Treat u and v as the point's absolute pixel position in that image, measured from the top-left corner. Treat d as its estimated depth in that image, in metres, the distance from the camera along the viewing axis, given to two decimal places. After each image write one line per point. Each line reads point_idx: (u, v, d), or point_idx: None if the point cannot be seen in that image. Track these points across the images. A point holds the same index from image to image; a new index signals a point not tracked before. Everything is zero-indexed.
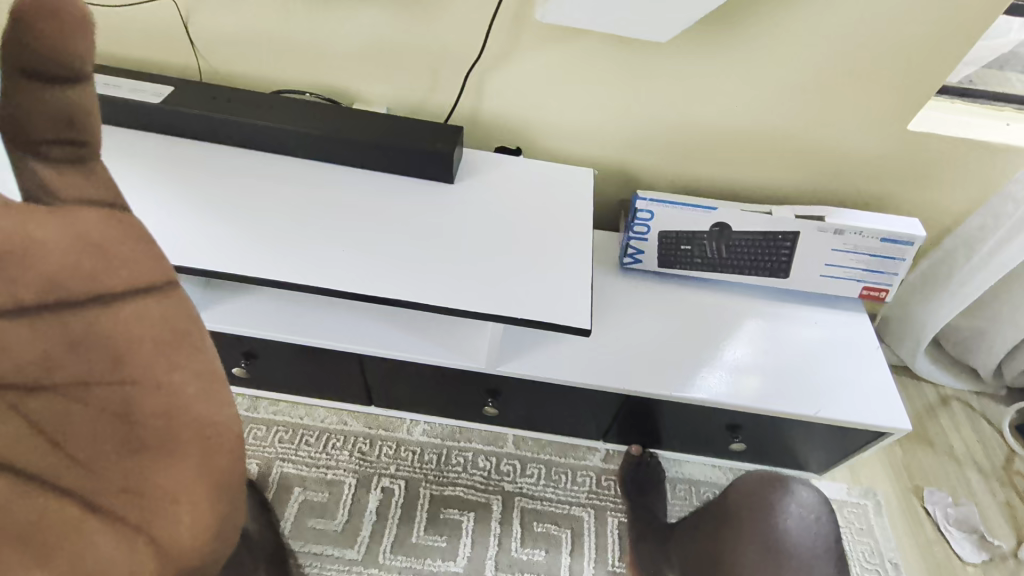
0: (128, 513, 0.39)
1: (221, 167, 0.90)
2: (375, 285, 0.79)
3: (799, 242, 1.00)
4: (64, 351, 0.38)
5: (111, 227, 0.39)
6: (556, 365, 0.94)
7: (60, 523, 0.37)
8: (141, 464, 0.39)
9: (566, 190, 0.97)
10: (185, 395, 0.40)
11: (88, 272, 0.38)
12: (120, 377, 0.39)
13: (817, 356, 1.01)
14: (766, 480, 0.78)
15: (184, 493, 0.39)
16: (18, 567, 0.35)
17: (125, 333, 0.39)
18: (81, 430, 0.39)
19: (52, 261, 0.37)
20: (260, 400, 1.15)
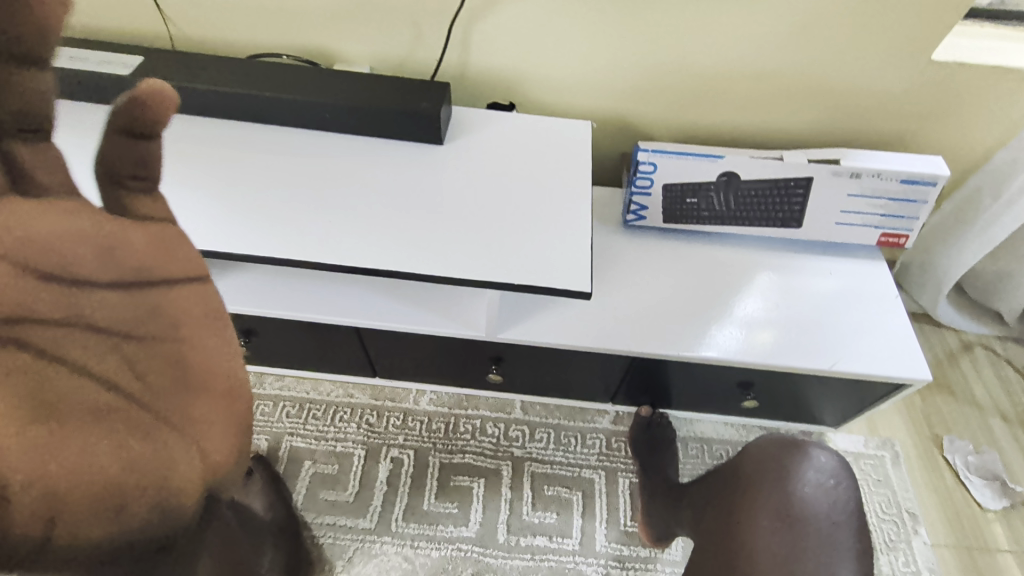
0: (151, 444, 0.43)
1: (199, 140, 0.86)
2: (363, 256, 0.76)
3: (813, 189, 0.95)
4: (140, 311, 0.44)
5: (182, 238, 0.46)
6: (558, 329, 0.91)
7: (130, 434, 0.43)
8: (186, 401, 0.46)
9: (562, 146, 0.92)
10: (223, 356, 0.47)
11: (159, 266, 0.44)
12: (178, 334, 0.45)
13: (833, 308, 0.97)
14: (781, 443, 0.72)
15: (211, 428, 0.46)
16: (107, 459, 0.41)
17: (181, 305, 0.45)
18: (144, 367, 0.44)
19: (134, 253, 0.43)
20: (265, 376, 1.14)
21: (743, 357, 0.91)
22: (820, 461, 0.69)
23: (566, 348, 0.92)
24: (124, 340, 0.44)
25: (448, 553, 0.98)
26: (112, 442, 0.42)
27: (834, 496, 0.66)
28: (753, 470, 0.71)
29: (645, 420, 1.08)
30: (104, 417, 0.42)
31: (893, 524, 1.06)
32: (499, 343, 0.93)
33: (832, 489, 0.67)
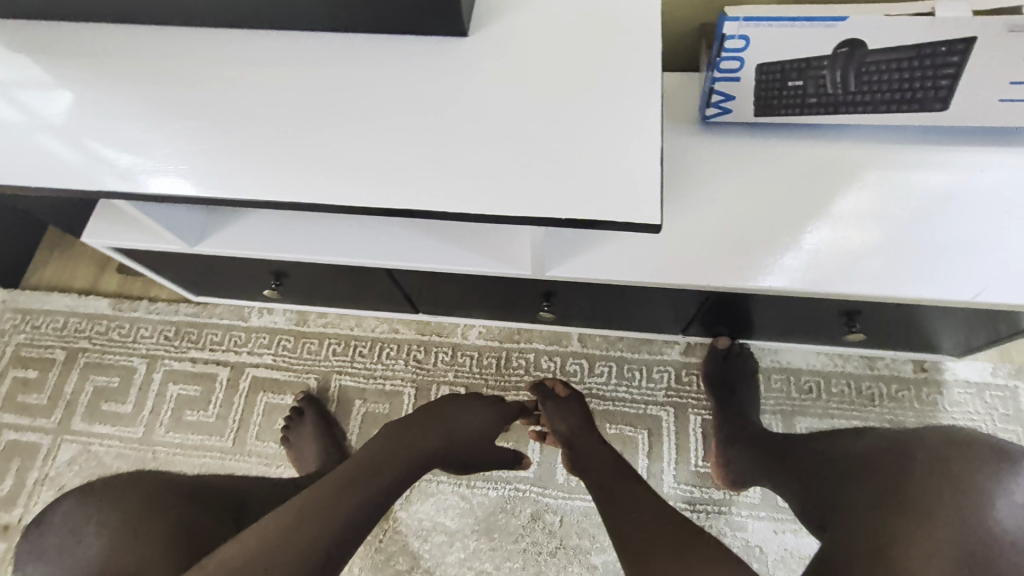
0: (391, 450, 0.70)
1: (181, 58, 0.73)
2: (380, 195, 0.64)
3: (973, 53, 0.67)
4: (450, 433, 0.78)
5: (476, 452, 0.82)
6: (619, 262, 0.77)
7: (406, 438, 0.74)
8: (404, 460, 0.70)
9: (620, 22, 0.70)
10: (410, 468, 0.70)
11: (479, 447, 0.82)
12: (441, 447, 0.76)
13: (977, 215, 0.75)
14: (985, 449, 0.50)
15: (383, 468, 0.67)
16: (397, 434, 0.74)
17: (454, 445, 0.78)
18: (422, 439, 0.75)
19: (484, 428, 0.83)
20: (306, 313, 1.09)
21: (833, 266, 0.75)
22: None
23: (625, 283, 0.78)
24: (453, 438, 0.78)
25: (505, 493, 0.95)
26: (409, 439, 0.74)
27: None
28: (927, 470, 0.51)
29: (723, 352, 0.96)
30: (453, 415, 0.81)
31: None
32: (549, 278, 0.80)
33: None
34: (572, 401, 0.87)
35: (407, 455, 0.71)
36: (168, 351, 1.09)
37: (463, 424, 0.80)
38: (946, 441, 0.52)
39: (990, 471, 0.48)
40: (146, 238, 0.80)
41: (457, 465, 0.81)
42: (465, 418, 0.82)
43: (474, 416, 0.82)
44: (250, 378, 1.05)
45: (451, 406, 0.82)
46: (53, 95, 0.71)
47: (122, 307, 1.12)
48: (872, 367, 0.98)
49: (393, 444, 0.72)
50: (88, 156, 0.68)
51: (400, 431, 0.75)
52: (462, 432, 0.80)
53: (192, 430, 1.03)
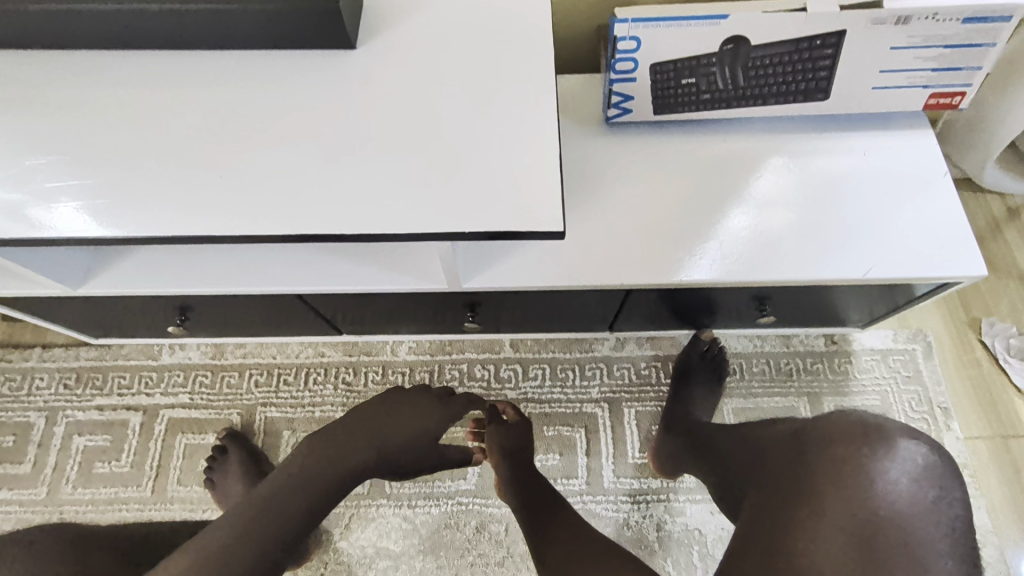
0: (308, 466, 0.66)
1: (38, 85, 0.66)
2: (273, 220, 0.60)
3: (844, 45, 0.72)
4: (382, 437, 0.73)
5: (418, 454, 0.77)
6: (534, 269, 0.76)
7: (331, 448, 0.69)
8: (326, 476, 0.65)
9: (514, 28, 0.70)
10: (331, 482, 0.65)
11: (420, 449, 0.77)
12: (372, 452, 0.71)
13: (862, 196, 0.80)
14: (867, 427, 0.54)
15: (300, 491, 0.63)
16: (317, 444, 0.69)
17: (391, 453, 0.74)
18: (349, 447, 0.70)
19: (424, 429, 0.78)
20: (224, 345, 1.03)
21: (739, 254, 0.77)
22: (915, 452, 0.53)
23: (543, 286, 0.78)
24: (387, 444, 0.73)
25: (448, 509, 0.93)
26: (331, 451, 0.68)
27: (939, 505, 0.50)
28: (820, 454, 0.54)
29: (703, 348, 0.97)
30: (387, 417, 0.76)
31: (923, 422, 0.98)
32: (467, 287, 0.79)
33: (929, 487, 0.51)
34: (514, 428, 0.88)
35: (334, 474, 0.66)
36: (70, 401, 1.00)
37: (399, 431, 0.75)
38: (840, 424, 0.56)
39: (872, 450, 0.53)
40: (21, 284, 0.73)
41: (397, 471, 0.76)
42: (402, 420, 0.77)
43: (412, 417, 0.78)
44: (166, 421, 0.98)
45: (388, 410, 0.77)
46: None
47: (12, 358, 1.02)
48: (788, 345, 1.03)
49: (317, 459, 0.67)
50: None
51: (324, 441, 0.69)
52: (399, 437, 0.75)
53: (104, 483, 0.95)
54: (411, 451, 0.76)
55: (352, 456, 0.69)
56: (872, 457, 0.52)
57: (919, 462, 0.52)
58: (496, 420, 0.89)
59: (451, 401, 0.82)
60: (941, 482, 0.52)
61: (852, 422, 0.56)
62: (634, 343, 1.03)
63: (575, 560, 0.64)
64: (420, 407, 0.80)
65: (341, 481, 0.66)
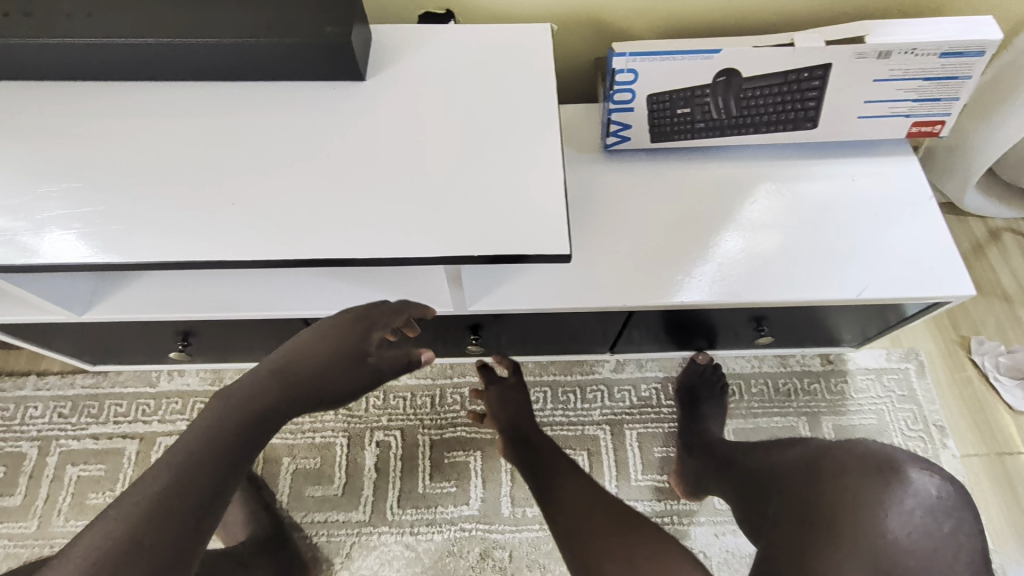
0: (208, 421, 0.56)
1: (51, 114, 0.67)
2: (283, 246, 0.61)
3: (830, 77, 0.76)
4: (287, 368, 0.62)
5: (342, 367, 0.65)
6: (538, 292, 0.78)
7: (230, 398, 0.58)
8: (226, 426, 0.56)
9: (518, 60, 0.73)
10: (228, 433, 0.55)
11: (343, 365, 0.65)
12: (281, 385, 0.61)
13: (852, 220, 0.83)
14: (879, 460, 0.55)
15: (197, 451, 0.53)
16: (222, 395, 0.59)
17: (304, 379, 0.62)
18: (251, 391, 0.59)
19: (342, 346, 0.65)
20: (223, 370, 1.02)
21: (736, 277, 0.79)
22: (930, 483, 0.53)
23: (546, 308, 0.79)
24: (293, 373, 0.62)
25: (451, 535, 0.92)
26: (229, 402, 0.58)
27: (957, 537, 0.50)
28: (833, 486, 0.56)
29: (700, 369, 0.98)
30: (300, 348, 0.64)
31: (920, 440, 0.99)
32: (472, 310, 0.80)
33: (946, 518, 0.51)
34: (513, 386, 0.94)
35: (234, 424, 0.56)
36: (64, 431, 0.98)
37: (312, 356, 0.64)
38: (853, 453, 0.57)
39: (886, 482, 0.54)
40: (25, 310, 0.73)
41: (325, 399, 0.65)
42: (314, 343, 0.65)
43: (327, 338, 0.65)
44: (163, 448, 0.97)
45: (296, 340, 0.65)
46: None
47: (5, 387, 1.01)
48: (785, 365, 1.05)
49: (233, 411, 0.57)
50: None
51: (223, 394, 0.59)
52: (309, 362, 0.63)
53: (97, 515, 0.93)
54: (332, 367, 0.64)
55: (271, 403, 0.60)
56: (887, 491, 0.53)
57: (932, 493, 0.53)
58: (496, 384, 0.94)
59: (379, 314, 0.68)
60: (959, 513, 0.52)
61: (867, 454, 0.56)
62: (634, 365, 1.04)
63: (581, 540, 0.64)
64: (332, 324, 0.66)
65: (241, 426, 0.56)
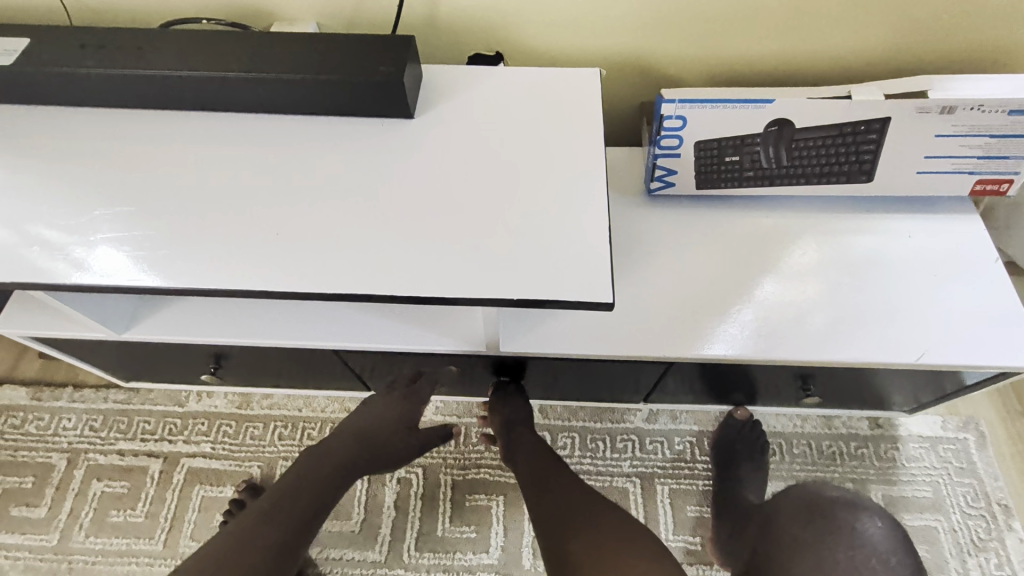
0: (307, 467, 0.76)
1: (113, 139, 0.70)
2: (321, 277, 0.61)
3: (889, 131, 0.73)
4: (359, 436, 0.81)
5: (404, 433, 0.83)
6: (572, 335, 0.75)
7: (324, 451, 0.78)
8: (317, 472, 0.76)
9: (563, 104, 0.73)
10: (322, 478, 0.75)
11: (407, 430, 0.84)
12: (355, 447, 0.80)
13: (905, 277, 0.79)
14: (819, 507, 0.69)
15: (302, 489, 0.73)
16: (317, 448, 0.79)
17: (374, 446, 0.81)
18: (336, 448, 0.79)
19: (405, 411, 0.84)
20: (251, 395, 1.02)
21: (781, 331, 0.75)
22: (872, 526, 0.66)
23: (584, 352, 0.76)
24: (365, 438, 0.81)
25: None
26: (322, 454, 0.78)
27: (893, 562, 0.61)
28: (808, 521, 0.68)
29: (739, 424, 0.93)
30: (371, 420, 0.82)
31: (980, 520, 0.91)
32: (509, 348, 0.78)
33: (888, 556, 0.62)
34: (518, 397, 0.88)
35: (326, 470, 0.76)
36: (93, 445, 0.99)
37: (380, 425, 0.82)
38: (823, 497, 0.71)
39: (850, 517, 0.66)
40: (67, 326, 0.74)
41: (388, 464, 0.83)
42: (380, 417, 0.82)
43: (393, 407, 0.83)
44: (186, 470, 0.97)
45: (365, 412, 0.83)
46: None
47: (41, 397, 1.03)
48: (830, 427, 0.98)
49: (318, 457, 0.78)
50: (8, 242, 0.63)
51: (318, 450, 0.79)
52: (377, 429, 0.82)
53: (116, 533, 0.92)
54: (398, 433, 0.83)
55: (344, 451, 0.79)
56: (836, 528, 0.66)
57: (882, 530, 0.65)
58: (500, 395, 0.88)
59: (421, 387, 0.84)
60: (899, 550, 0.63)
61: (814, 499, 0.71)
62: (668, 416, 0.99)
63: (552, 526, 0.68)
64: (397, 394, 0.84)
65: (330, 473, 0.76)
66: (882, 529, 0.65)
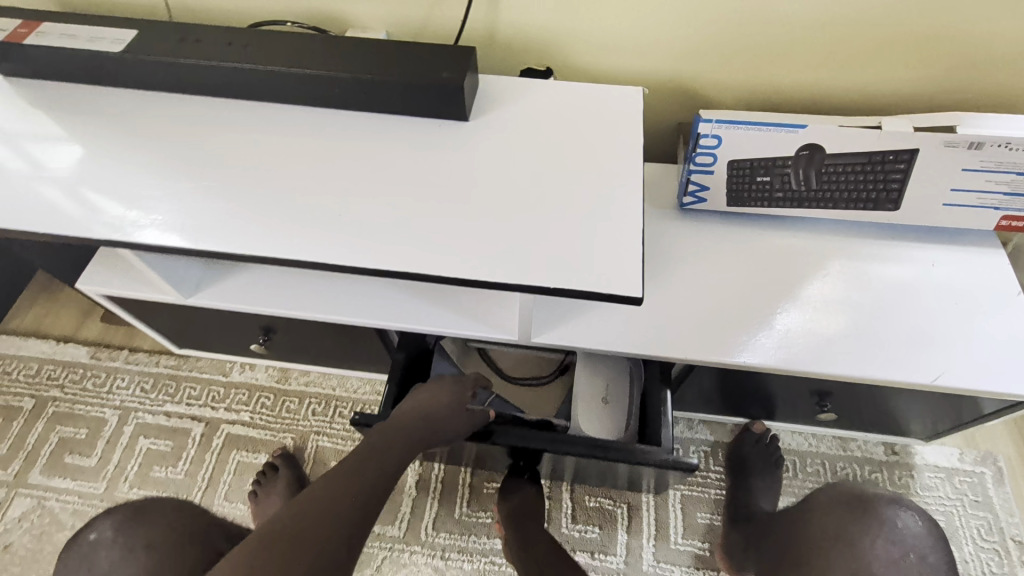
0: (368, 451, 0.74)
1: (199, 123, 0.78)
2: (377, 255, 0.67)
3: (916, 162, 0.77)
4: (419, 419, 0.79)
5: (459, 416, 0.81)
6: (599, 333, 0.80)
7: (384, 435, 0.76)
8: (378, 455, 0.74)
9: (606, 117, 0.79)
10: (382, 466, 0.73)
11: (459, 412, 0.82)
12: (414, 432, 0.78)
13: (927, 303, 0.81)
14: (861, 503, 0.73)
15: (363, 472, 0.71)
16: (378, 433, 0.77)
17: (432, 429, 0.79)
18: (395, 431, 0.77)
19: (456, 399, 0.83)
20: (290, 371, 1.09)
21: (802, 350, 0.79)
22: (902, 521, 0.70)
23: (599, 450, 0.78)
24: (424, 422, 0.79)
25: (480, 566, 0.92)
26: (383, 438, 0.76)
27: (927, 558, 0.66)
28: (838, 511, 0.74)
29: (755, 438, 0.96)
30: (428, 403, 0.81)
31: (994, 554, 0.91)
32: (531, 433, 0.80)
33: (922, 549, 0.66)
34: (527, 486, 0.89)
35: (387, 456, 0.74)
36: (143, 404, 1.06)
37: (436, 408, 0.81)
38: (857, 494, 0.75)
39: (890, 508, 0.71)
40: (141, 287, 0.82)
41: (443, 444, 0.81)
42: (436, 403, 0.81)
43: (448, 396, 0.83)
44: (225, 435, 1.03)
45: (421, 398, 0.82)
46: (66, 150, 0.76)
47: (100, 356, 1.11)
48: (845, 449, 1.00)
49: (378, 442, 0.75)
50: (103, 207, 0.71)
51: (378, 435, 0.76)
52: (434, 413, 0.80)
53: (157, 487, 0.99)
54: (454, 417, 0.81)
55: (403, 434, 0.77)
56: (870, 519, 0.71)
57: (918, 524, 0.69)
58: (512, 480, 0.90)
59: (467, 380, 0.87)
60: (932, 546, 0.67)
61: (852, 496, 0.76)
62: (685, 424, 1.02)
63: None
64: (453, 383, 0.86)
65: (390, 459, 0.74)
66: (920, 527, 0.69)
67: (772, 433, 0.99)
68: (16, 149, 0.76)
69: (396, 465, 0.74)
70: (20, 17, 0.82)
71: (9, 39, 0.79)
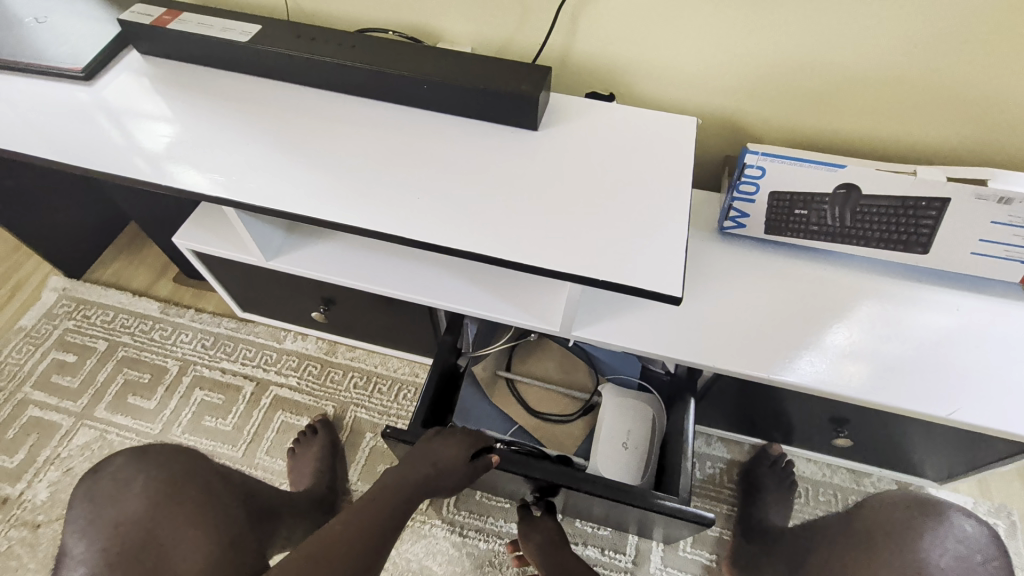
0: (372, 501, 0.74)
1: (302, 108, 0.89)
2: (447, 237, 0.76)
3: (948, 211, 0.82)
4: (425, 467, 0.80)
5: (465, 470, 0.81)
6: (634, 335, 0.87)
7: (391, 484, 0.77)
8: (379, 506, 0.74)
9: (659, 142, 0.87)
10: (382, 516, 0.73)
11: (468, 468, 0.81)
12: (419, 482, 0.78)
13: (953, 346, 0.85)
14: (917, 501, 0.68)
15: (365, 521, 0.71)
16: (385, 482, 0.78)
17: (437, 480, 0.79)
18: (399, 482, 0.78)
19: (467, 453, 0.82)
20: (338, 345, 1.17)
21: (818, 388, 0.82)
22: (967, 524, 0.63)
23: (615, 492, 0.80)
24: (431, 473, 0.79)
25: (495, 547, 0.97)
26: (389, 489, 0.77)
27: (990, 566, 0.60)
28: (887, 515, 0.68)
29: (772, 460, 1.01)
30: (438, 453, 0.81)
31: None
32: (550, 468, 0.82)
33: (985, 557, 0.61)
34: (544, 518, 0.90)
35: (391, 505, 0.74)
36: (202, 359, 1.16)
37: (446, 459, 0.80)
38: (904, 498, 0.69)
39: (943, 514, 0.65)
40: (228, 246, 0.92)
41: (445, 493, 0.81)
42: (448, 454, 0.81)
43: (459, 447, 0.82)
44: (272, 396, 1.12)
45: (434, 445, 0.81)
46: (156, 129, 0.87)
47: (169, 311, 1.22)
48: (859, 483, 1.03)
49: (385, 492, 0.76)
50: (210, 173, 0.81)
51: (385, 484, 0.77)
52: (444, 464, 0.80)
53: (207, 435, 1.07)
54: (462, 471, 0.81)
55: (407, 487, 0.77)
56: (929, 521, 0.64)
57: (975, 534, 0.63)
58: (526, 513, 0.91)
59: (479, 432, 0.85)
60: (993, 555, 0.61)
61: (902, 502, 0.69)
62: (704, 440, 1.07)
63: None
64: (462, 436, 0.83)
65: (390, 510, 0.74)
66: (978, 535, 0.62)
67: (788, 458, 1.03)
68: (117, 123, 0.88)
69: (397, 516, 0.74)
70: (164, 6, 0.95)
71: (155, 23, 0.92)
